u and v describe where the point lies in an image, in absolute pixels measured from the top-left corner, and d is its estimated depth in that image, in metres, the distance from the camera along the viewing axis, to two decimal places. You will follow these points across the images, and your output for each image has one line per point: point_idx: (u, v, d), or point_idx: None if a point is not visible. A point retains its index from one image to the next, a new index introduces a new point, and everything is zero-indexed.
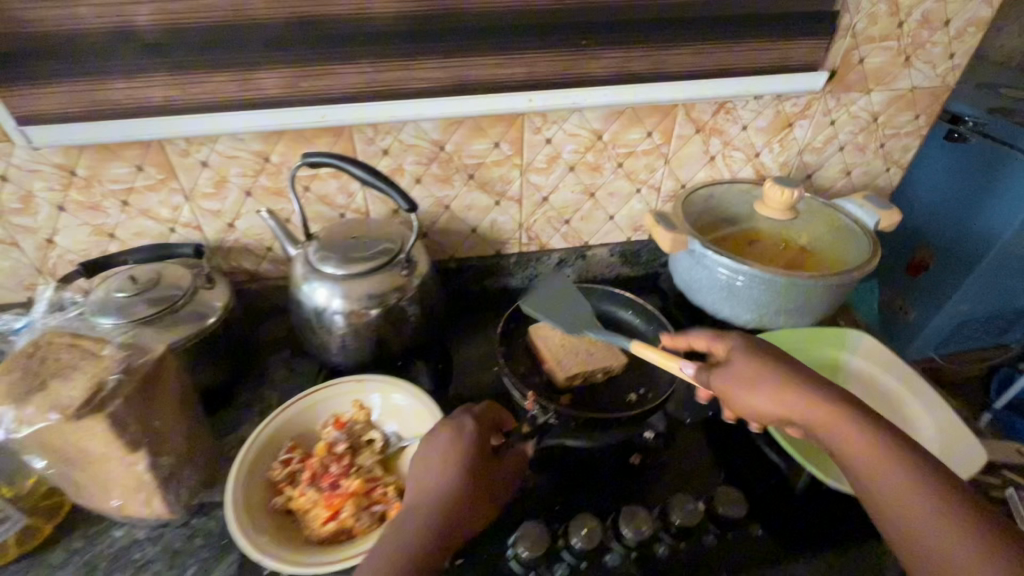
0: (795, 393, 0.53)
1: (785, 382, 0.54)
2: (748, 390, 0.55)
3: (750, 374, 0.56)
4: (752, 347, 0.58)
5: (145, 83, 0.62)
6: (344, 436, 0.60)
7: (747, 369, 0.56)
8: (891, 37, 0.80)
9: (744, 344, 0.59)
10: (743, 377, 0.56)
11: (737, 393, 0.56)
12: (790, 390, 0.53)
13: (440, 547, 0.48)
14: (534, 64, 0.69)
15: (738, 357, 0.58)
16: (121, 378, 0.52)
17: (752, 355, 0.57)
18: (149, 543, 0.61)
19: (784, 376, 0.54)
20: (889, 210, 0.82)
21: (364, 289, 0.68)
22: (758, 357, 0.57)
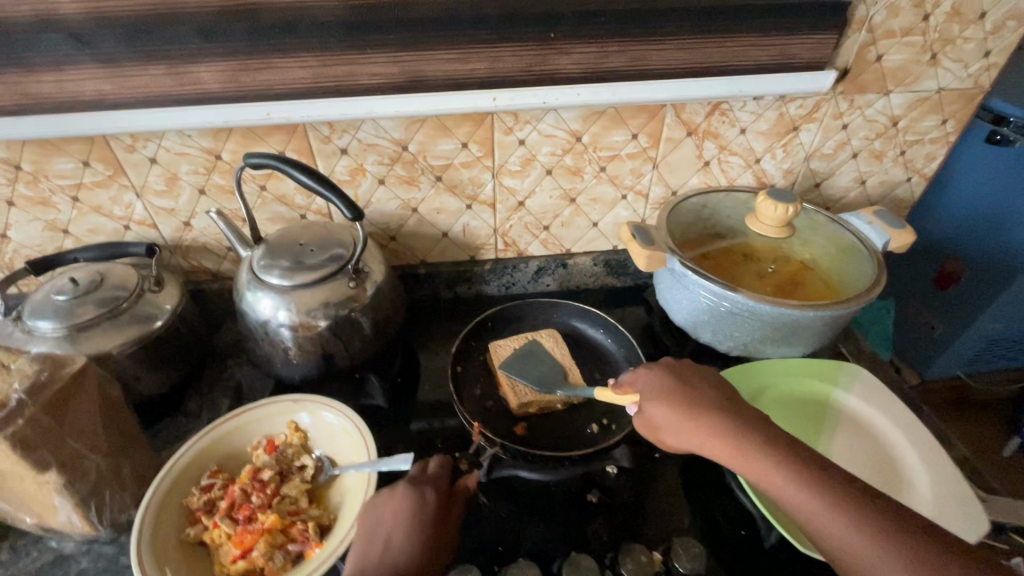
0: (727, 439, 0.51)
1: (697, 429, 0.52)
2: (680, 440, 0.54)
3: (675, 424, 0.54)
4: (671, 387, 0.57)
5: (78, 76, 0.59)
6: (273, 461, 0.56)
7: (671, 417, 0.55)
8: (915, 32, 0.70)
9: (665, 385, 0.57)
10: (671, 427, 0.54)
11: (673, 442, 0.54)
12: (719, 436, 0.51)
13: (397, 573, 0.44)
14: (498, 59, 0.64)
15: (655, 403, 0.57)
16: (24, 398, 0.49)
17: (672, 400, 0.55)
18: (74, 561, 0.57)
19: (697, 422, 0.53)
20: (900, 231, 0.73)
21: (309, 301, 0.64)
22: (676, 399, 0.55)
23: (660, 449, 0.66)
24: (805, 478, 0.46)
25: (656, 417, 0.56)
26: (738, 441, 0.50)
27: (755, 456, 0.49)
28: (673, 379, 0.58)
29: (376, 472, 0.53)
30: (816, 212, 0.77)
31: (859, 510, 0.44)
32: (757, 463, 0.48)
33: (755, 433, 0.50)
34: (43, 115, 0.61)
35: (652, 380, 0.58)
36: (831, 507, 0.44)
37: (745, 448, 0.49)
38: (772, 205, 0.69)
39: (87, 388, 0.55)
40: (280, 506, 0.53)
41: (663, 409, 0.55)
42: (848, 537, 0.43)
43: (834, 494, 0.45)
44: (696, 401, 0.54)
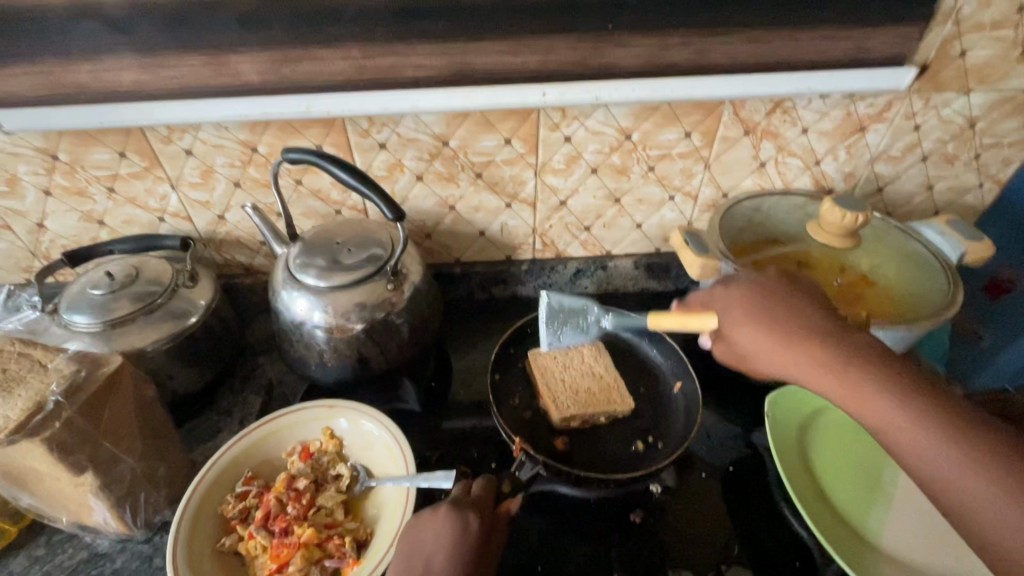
0: (837, 373, 0.44)
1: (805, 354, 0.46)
2: (772, 365, 0.48)
3: (768, 347, 0.48)
4: (761, 308, 0.49)
5: (117, 66, 0.57)
6: (309, 469, 0.54)
7: (764, 338, 0.48)
8: (1006, 25, 0.64)
9: (756, 305, 0.50)
10: (764, 350, 0.48)
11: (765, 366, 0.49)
12: (825, 370, 0.44)
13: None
14: (549, 51, 0.60)
15: (750, 321, 0.49)
16: (59, 400, 0.48)
17: (766, 321, 0.48)
18: (109, 560, 0.57)
19: (804, 348, 0.46)
20: (979, 241, 0.68)
21: (345, 303, 0.61)
22: (771, 320, 0.48)
23: (706, 467, 0.63)
24: (940, 430, 0.39)
25: (748, 338, 0.49)
26: (853, 380, 0.43)
27: (876, 399, 0.42)
28: (766, 299, 0.50)
29: (414, 488, 0.51)
30: (881, 221, 0.72)
31: (1003, 468, 0.37)
32: (878, 407, 0.42)
33: (875, 372, 0.43)
34: (81, 104, 0.60)
35: (738, 301, 0.51)
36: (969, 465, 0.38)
37: (862, 388, 0.43)
38: (839, 212, 0.64)
39: (122, 388, 0.54)
40: (316, 518, 0.51)
41: (755, 336, 0.49)
42: (983, 499, 0.37)
43: (973, 450, 0.38)
44: (797, 328, 0.47)
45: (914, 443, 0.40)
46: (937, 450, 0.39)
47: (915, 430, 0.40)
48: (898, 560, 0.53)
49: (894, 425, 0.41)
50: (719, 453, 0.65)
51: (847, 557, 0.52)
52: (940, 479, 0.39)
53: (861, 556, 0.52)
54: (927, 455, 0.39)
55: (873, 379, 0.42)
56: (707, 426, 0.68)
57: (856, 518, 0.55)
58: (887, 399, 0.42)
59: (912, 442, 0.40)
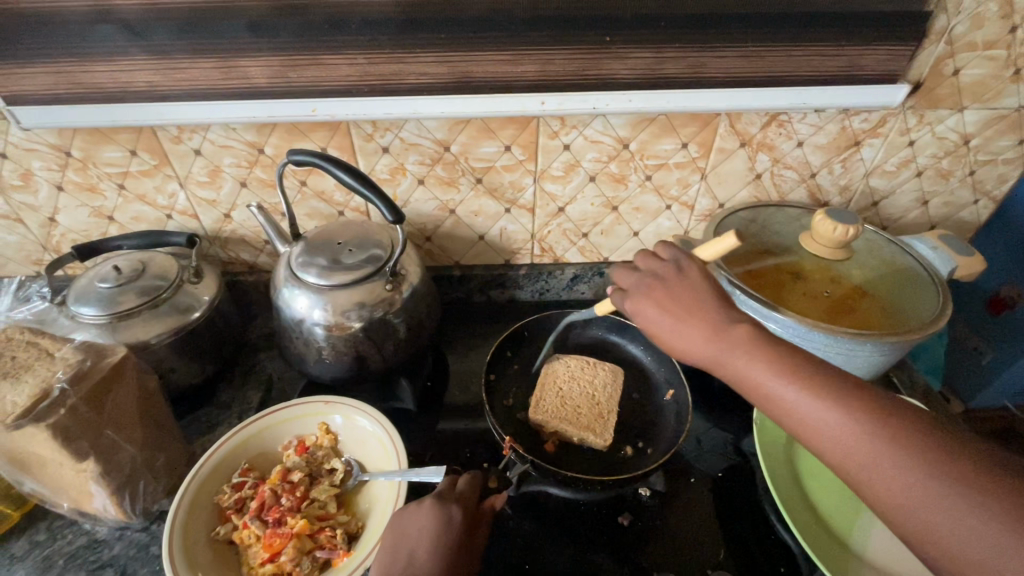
0: (744, 359, 0.44)
1: (700, 326, 0.47)
2: (672, 343, 0.48)
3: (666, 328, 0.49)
4: (664, 295, 0.50)
5: (130, 67, 0.59)
6: (303, 463, 0.56)
7: (666, 320, 0.49)
8: (1000, 44, 0.65)
9: (656, 290, 0.50)
10: (664, 330, 0.49)
11: (668, 346, 0.49)
12: (726, 353, 0.45)
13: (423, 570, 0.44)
14: (548, 61, 0.61)
15: (653, 304, 0.50)
16: (65, 387, 0.49)
17: (665, 306, 0.49)
18: (108, 546, 0.58)
19: (699, 322, 0.47)
20: (969, 256, 0.70)
21: (344, 301, 0.63)
22: (672, 301, 0.49)
23: (695, 474, 0.64)
24: (844, 413, 0.39)
25: (650, 320, 0.50)
26: (758, 370, 0.43)
27: (781, 385, 0.42)
28: (666, 283, 0.51)
29: (406, 482, 0.52)
30: (874, 234, 0.74)
31: (906, 442, 0.37)
32: (782, 394, 0.42)
33: (779, 357, 0.43)
34: (95, 103, 0.62)
35: (644, 294, 0.51)
36: (875, 445, 0.38)
37: (768, 374, 0.43)
38: (829, 225, 0.65)
39: (125, 378, 0.55)
40: (309, 510, 0.53)
41: (667, 327, 0.48)
42: (897, 484, 0.37)
43: (879, 429, 0.38)
44: (701, 311, 0.47)
45: (820, 428, 0.40)
46: (844, 431, 0.39)
47: (821, 416, 0.40)
48: (881, 566, 0.53)
49: (803, 411, 0.41)
50: (709, 459, 0.66)
51: (831, 564, 0.52)
52: (847, 460, 0.39)
53: (843, 561, 0.53)
54: (835, 440, 0.39)
55: (779, 365, 0.42)
56: (697, 432, 0.69)
57: (839, 524, 0.56)
58: (796, 386, 0.41)
59: (820, 428, 0.40)
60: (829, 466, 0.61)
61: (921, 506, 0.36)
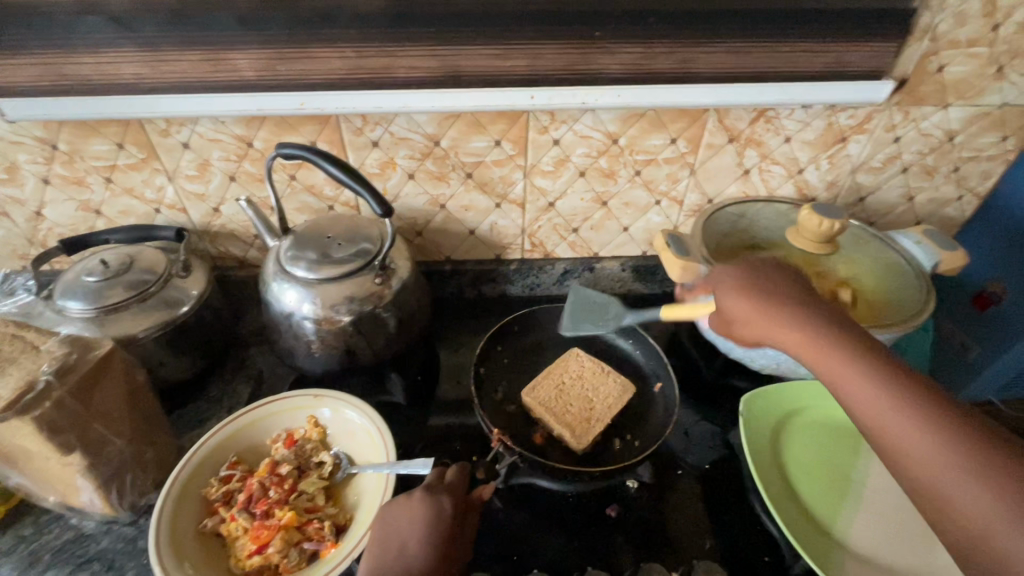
0: (829, 352, 0.46)
1: (780, 317, 0.50)
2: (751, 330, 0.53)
3: (752, 319, 0.52)
4: (754, 288, 0.53)
5: (116, 59, 0.59)
6: (292, 455, 0.55)
7: (748, 308, 0.52)
8: (983, 42, 0.66)
9: (748, 282, 0.54)
10: (745, 318, 0.53)
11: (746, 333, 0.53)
12: (810, 345, 0.47)
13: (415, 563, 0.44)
14: (537, 56, 0.62)
15: (735, 294, 0.54)
16: (51, 379, 0.49)
17: (753, 297, 0.52)
18: (95, 540, 0.58)
19: (780, 313, 0.50)
20: (953, 252, 0.70)
21: (334, 295, 0.63)
22: (755, 291, 0.53)
23: (683, 466, 0.65)
24: (916, 415, 0.41)
25: (730, 309, 0.54)
26: (834, 358, 0.46)
27: (855, 378, 0.44)
28: (759, 278, 0.54)
29: (394, 474, 0.52)
30: (859, 229, 0.74)
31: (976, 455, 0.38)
32: (853, 387, 0.44)
33: (854, 350, 0.45)
34: (81, 95, 0.62)
35: (735, 279, 0.55)
36: (934, 439, 0.39)
37: (840, 362, 0.45)
38: (816, 219, 0.66)
39: (111, 372, 0.55)
40: (297, 502, 0.53)
41: (750, 314, 0.52)
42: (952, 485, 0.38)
43: (949, 433, 0.39)
44: (782, 302, 0.51)
45: (888, 423, 0.42)
46: (913, 433, 0.40)
47: (893, 416, 0.42)
48: (863, 555, 0.54)
49: (867, 402, 0.43)
50: (697, 452, 0.66)
51: (813, 553, 0.53)
52: (905, 453, 0.41)
53: (825, 550, 0.54)
54: (898, 434, 0.41)
55: (854, 357, 0.45)
56: (685, 425, 0.69)
57: (823, 514, 0.57)
58: (876, 384, 0.43)
59: (890, 427, 0.42)
60: (813, 457, 0.62)
61: (977, 516, 0.36)
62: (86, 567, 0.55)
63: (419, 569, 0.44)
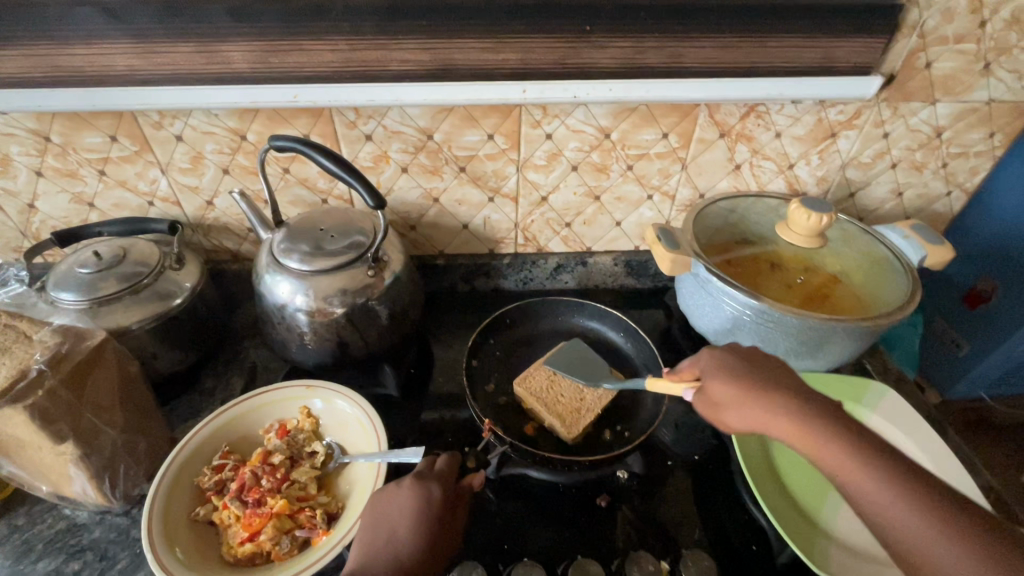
0: (835, 445, 0.43)
1: (777, 405, 0.47)
2: (741, 420, 0.49)
3: (744, 407, 0.48)
4: (744, 374, 0.50)
5: (109, 50, 0.59)
6: (284, 445, 0.56)
7: (738, 397, 0.49)
8: (970, 39, 0.67)
9: (737, 370, 0.50)
10: (734, 408, 0.49)
11: (735, 422, 0.49)
12: (814, 438, 0.44)
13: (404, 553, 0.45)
14: (529, 50, 0.62)
15: (725, 378, 0.50)
16: (43, 369, 0.50)
17: (744, 385, 0.49)
18: (88, 529, 0.58)
19: (776, 401, 0.47)
20: (940, 247, 0.71)
21: (326, 287, 0.63)
22: (743, 376, 0.50)
23: (673, 457, 0.65)
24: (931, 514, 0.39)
25: (719, 394, 0.50)
26: (839, 449, 0.43)
27: (864, 471, 0.42)
28: (749, 364, 0.51)
29: (386, 463, 0.53)
30: (849, 223, 0.75)
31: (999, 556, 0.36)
32: (865, 482, 0.42)
33: (858, 438, 0.43)
34: (74, 87, 0.62)
35: (722, 361, 0.52)
36: (952, 544, 0.38)
37: (845, 455, 0.43)
38: (805, 213, 0.66)
39: (104, 362, 0.55)
40: (289, 491, 0.53)
41: (742, 404, 0.48)
42: None
43: (965, 536, 0.38)
44: (776, 387, 0.48)
45: (902, 523, 0.40)
46: (929, 533, 0.38)
47: (907, 515, 0.39)
48: (847, 543, 0.55)
49: (876, 498, 0.41)
50: (687, 443, 0.67)
51: (798, 538, 0.54)
52: (926, 560, 0.38)
53: (810, 536, 0.55)
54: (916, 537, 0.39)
55: (861, 447, 0.43)
56: (676, 417, 0.70)
57: (809, 504, 0.58)
58: (885, 480, 0.41)
59: (906, 527, 0.39)
60: None
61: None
62: (79, 556, 0.56)
63: (408, 557, 0.45)
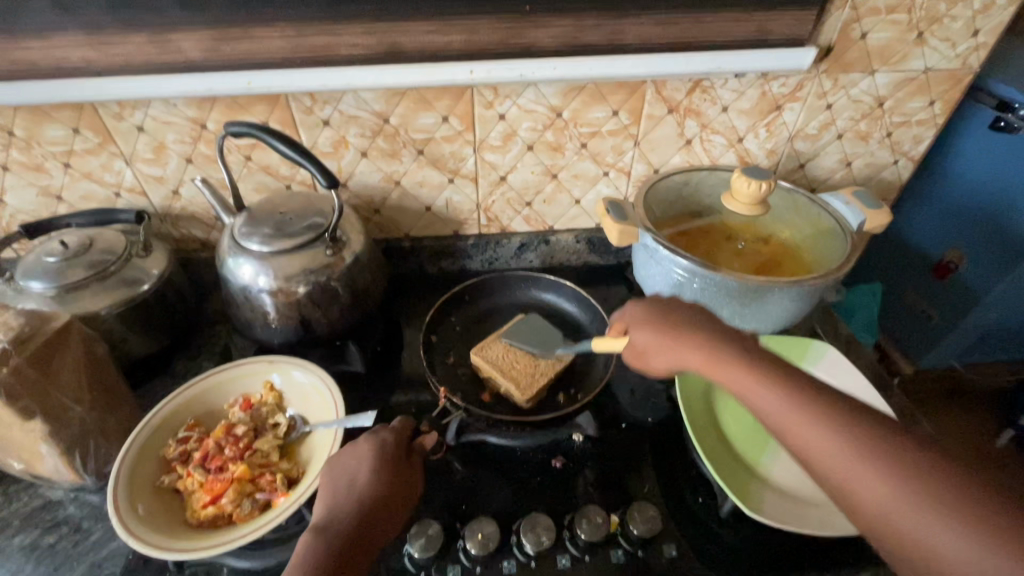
0: (736, 368, 0.49)
1: (687, 342, 0.53)
2: (664, 360, 0.56)
3: (664, 348, 0.55)
4: (663, 320, 0.56)
5: (64, 42, 0.61)
6: (248, 418, 0.59)
7: (657, 340, 0.56)
8: (900, 9, 0.70)
9: (658, 317, 0.57)
10: (655, 349, 0.56)
11: (658, 364, 0.56)
12: (718, 364, 0.50)
13: (367, 501, 0.48)
14: (473, 31, 0.65)
15: (643, 325, 0.57)
16: (8, 348, 0.52)
17: (662, 329, 0.56)
18: (63, 506, 0.60)
19: (689, 338, 0.54)
20: (878, 210, 0.73)
21: (288, 268, 0.66)
22: (660, 321, 0.56)
23: (627, 420, 0.68)
24: (821, 411, 0.43)
25: (641, 340, 0.57)
26: (742, 373, 0.49)
27: (765, 390, 0.47)
28: (668, 309, 0.57)
29: (343, 429, 0.56)
30: (791, 192, 0.77)
31: (873, 441, 0.41)
32: (766, 398, 0.46)
33: (753, 364, 0.49)
34: (30, 80, 0.63)
35: (646, 308, 0.58)
36: (838, 440, 0.42)
37: (747, 377, 0.48)
38: (745, 181, 0.69)
39: (70, 345, 0.58)
40: (251, 459, 0.56)
41: (660, 346, 0.55)
42: (858, 478, 0.40)
43: (850, 431, 0.42)
44: (686, 327, 0.54)
45: (796, 428, 0.44)
46: (816, 430, 0.43)
47: (799, 412, 0.44)
48: (782, 488, 0.58)
49: (776, 410, 0.46)
50: (642, 408, 0.70)
51: (733, 482, 0.57)
52: (818, 455, 0.43)
53: (744, 482, 0.58)
54: (809, 438, 0.43)
55: (757, 370, 0.48)
56: (631, 384, 0.73)
57: (748, 451, 0.61)
58: (782, 393, 0.46)
59: (796, 425, 0.44)
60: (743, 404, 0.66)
61: (890, 504, 0.39)
62: (54, 531, 0.58)
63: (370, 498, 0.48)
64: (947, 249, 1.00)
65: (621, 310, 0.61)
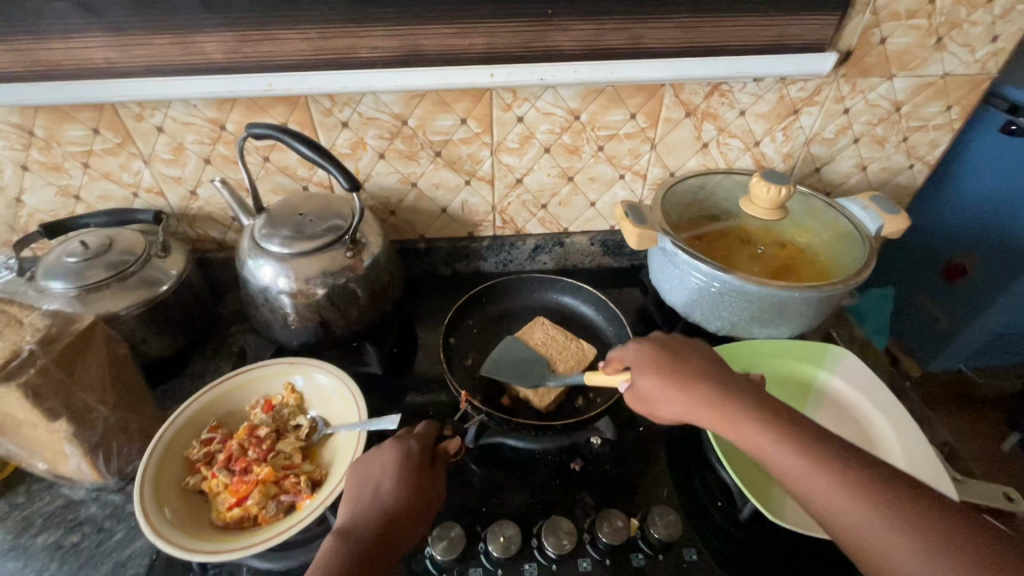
0: (745, 421, 0.49)
1: (693, 392, 0.52)
2: (668, 410, 0.54)
3: (668, 399, 0.54)
4: (668, 366, 0.55)
5: (86, 43, 0.61)
6: (270, 419, 0.59)
7: (659, 389, 0.54)
8: (920, 14, 0.69)
9: (661, 363, 0.55)
10: (659, 398, 0.54)
11: (663, 412, 0.55)
12: (726, 416, 0.50)
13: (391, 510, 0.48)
14: (494, 34, 0.65)
15: (646, 372, 0.55)
16: (34, 349, 0.53)
17: (669, 379, 0.54)
18: (85, 505, 0.61)
19: (693, 388, 0.52)
20: (895, 215, 0.73)
21: (307, 270, 0.66)
22: (665, 367, 0.55)
23: (644, 424, 0.68)
24: (828, 464, 0.44)
25: (644, 388, 0.56)
26: (750, 427, 0.49)
27: (773, 444, 0.47)
28: (672, 353, 0.56)
29: (366, 432, 0.56)
30: (810, 196, 0.78)
31: (881, 493, 0.42)
32: (775, 453, 0.47)
33: (760, 417, 0.49)
34: (52, 80, 0.63)
35: (649, 351, 0.57)
36: (848, 495, 0.42)
37: (755, 431, 0.48)
38: (765, 186, 0.69)
39: (93, 346, 0.58)
40: (274, 461, 0.56)
41: (665, 396, 0.54)
42: (871, 533, 0.41)
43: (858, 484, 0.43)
44: (692, 377, 0.53)
45: (807, 481, 0.44)
46: (826, 485, 0.43)
47: (808, 467, 0.45)
48: None
49: (784, 465, 0.46)
50: None
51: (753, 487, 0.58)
52: (829, 510, 0.43)
53: (764, 487, 0.58)
54: (821, 492, 0.44)
55: (763, 424, 0.48)
56: None
57: None
58: (791, 447, 0.46)
59: (807, 479, 0.44)
60: None
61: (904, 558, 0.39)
62: (77, 530, 0.58)
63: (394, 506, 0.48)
64: (956, 253, 1.01)
65: (621, 350, 0.60)
